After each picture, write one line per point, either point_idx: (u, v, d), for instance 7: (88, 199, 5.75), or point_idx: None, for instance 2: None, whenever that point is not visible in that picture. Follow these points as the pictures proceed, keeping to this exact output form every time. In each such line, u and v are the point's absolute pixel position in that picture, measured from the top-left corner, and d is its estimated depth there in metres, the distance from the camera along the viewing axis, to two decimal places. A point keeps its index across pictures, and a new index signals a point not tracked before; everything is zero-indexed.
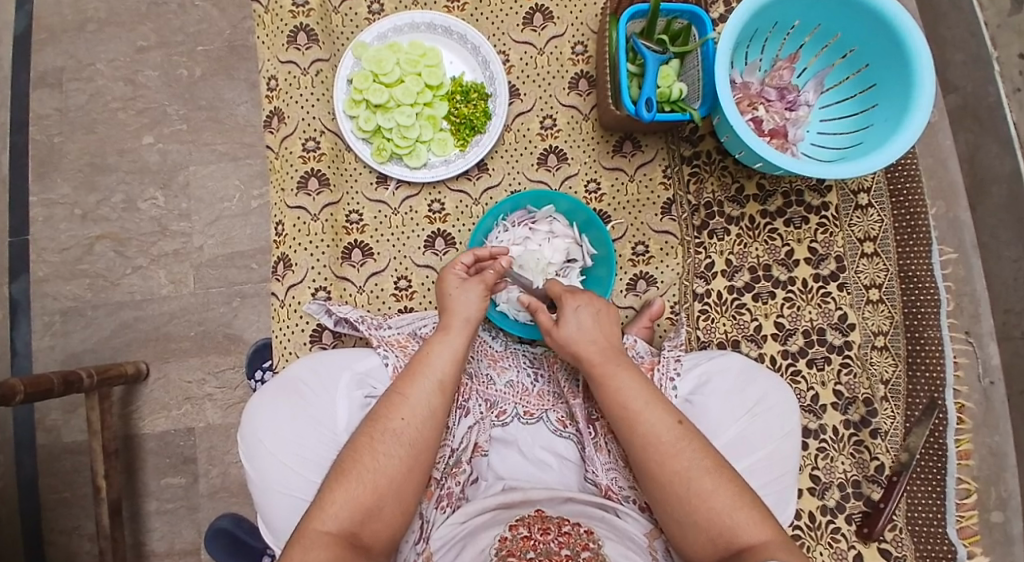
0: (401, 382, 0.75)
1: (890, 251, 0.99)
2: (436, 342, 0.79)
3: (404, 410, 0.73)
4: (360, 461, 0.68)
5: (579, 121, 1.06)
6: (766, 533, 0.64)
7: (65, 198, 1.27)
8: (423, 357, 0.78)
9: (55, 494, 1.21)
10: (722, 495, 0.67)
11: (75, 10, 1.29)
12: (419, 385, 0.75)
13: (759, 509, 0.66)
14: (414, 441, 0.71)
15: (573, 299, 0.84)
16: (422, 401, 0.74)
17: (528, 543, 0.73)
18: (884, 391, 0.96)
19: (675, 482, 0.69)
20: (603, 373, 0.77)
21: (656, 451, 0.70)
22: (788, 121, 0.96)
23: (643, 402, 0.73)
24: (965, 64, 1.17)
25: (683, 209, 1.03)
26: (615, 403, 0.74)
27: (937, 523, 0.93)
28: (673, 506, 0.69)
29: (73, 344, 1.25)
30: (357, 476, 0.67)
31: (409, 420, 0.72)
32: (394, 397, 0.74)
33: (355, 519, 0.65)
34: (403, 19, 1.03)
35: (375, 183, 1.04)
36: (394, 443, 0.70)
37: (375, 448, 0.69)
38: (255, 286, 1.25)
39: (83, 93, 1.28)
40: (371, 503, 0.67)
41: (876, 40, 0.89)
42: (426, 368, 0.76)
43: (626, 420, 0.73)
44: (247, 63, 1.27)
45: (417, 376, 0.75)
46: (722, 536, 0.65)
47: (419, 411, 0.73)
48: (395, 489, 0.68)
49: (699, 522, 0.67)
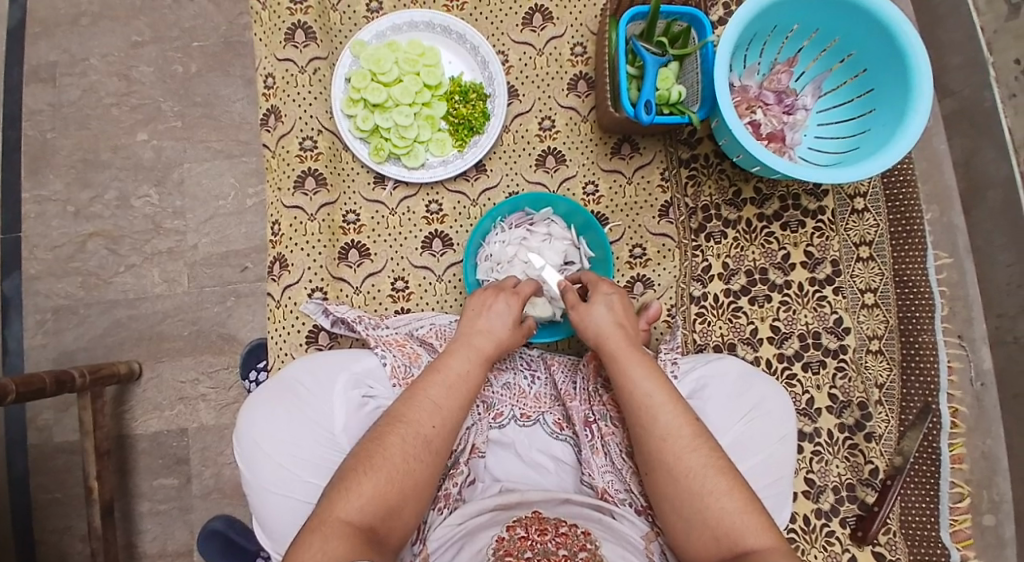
0: (430, 386, 0.76)
1: (885, 256, 1.00)
2: (465, 352, 0.80)
3: (435, 418, 0.73)
4: (390, 458, 0.68)
5: (577, 123, 1.06)
6: (769, 539, 0.63)
7: (57, 194, 1.26)
8: (452, 364, 0.78)
9: (47, 494, 1.20)
10: (733, 496, 0.66)
11: (68, 4, 1.28)
12: (450, 395, 0.76)
13: (767, 519, 0.66)
14: (439, 451, 0.72)
15: (606, 285, 0.86)
16: (450, 413, 0.75)
17: (524, 543, 0.72)
18: (878, 395, 0.97)
19: (689, 477, 0.69)
20: (624, 362, 0.77)
21: (674, 444, 0.71)
22: (785, 126, 0.97)
23: (661, 397, 0.73)
24: (962, 68, 1.17)
25: (681, 212, 1.04)
26: (632, 396, 0.75)
27: (931, 526, 0.94)
28: (683, 501, 0.69)
29: (66, 342, 1.24)
30: (386, 473, 0.67)
31: (439, 429, 0.73)
32: (425, 401, 0.74)
33: (377, 515, 0.65)
34: (402, 18, 1.02)
35: (373, 183, 1.04)
36: (423, 448, 0.71)
37: (405, 449, 0.69)
38: (250, 285, 1.24)
39: (77, 88, 1.27)
40: (393, 502, 0.67)
41: (875, 44, 0.89)
42: (455, 378, 0.77)
43: (648, 409, 0.73)
44: (242, 59, 1.26)
45: (448, 386, 0.76)
46: (727, 537, 0.65)
47: (448, 422, 0.74)
48: (416, 493, 0.69)
49: (707, 519, 0.67)
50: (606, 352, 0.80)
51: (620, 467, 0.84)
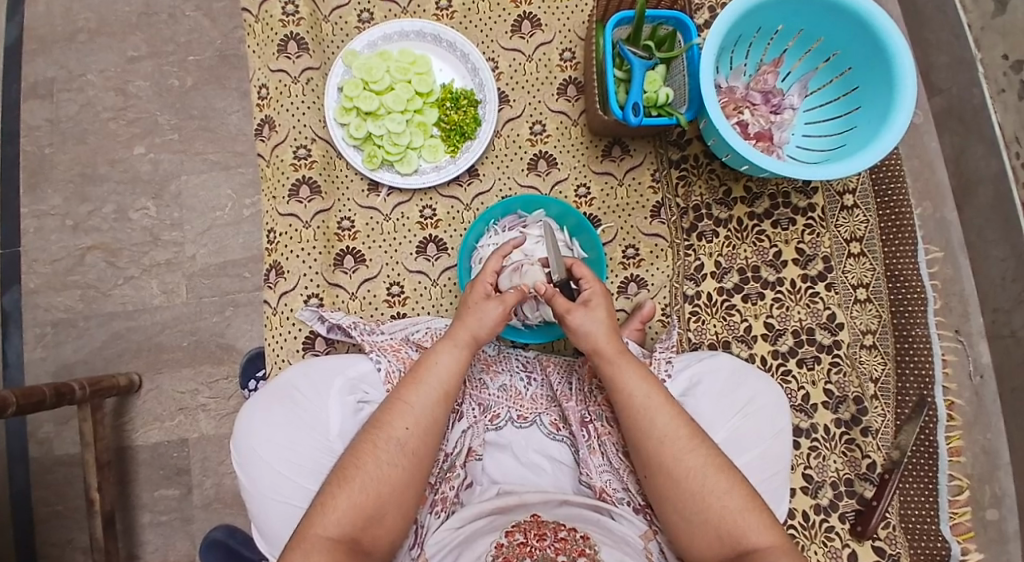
0: (404, 388, 0.76)
1: (876, 250, 1.01)
2: (440, 351, 0.79)
3: (407, 418, 0.73)
4: (362, 468, 0.69)
5: (568, 127, 1.07)
6: (775, 537, 0.65)
7: (56, 209, 1.27)
8: (427, 364, 0.78)
9: (49, 507, 1.21)
10: (734, 495, 0.67)
11: (66, 21, 1.30)
12: (422, 393, 0.75)
13: (768, 515, 0.67)
14: (417, 451, 0.72)
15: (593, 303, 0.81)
16: (424, 411, 0.74)
17: (523, 550, 0.72)
18: (873, 389, 0.98)
19: (690, 479, 0.69)
20: (618, 368, 0.77)
21: (673, 446, 0.71)
22: (772, 125, 0.98)
23: (653, 400, 0.73)
24: (949, 66, 1.18)
25: (672, 212, 1.05)
26: (632, 403, 0.74)
27: (931, 520, 0.94)
28: (685, 503, 0.69)
29: (66, 355, 1.24)
30: (359, 483, 0.68)
31: (413, 428, 0.73)
32: (396, 403, 0.74)
33: (356, 525, 0.66)
34: (392, 27, 1.04)
35: (367, 190, 1.05)
36: (397, 451, 0.71)
37: (377, 455, 0.70)
38: (248, 294, 1.25)
39: (74, 103, 1.29)
40: (372, 509, 0.68)
41: (858, 43, 0.90)
42: (429, 376, 0.76)
43: (644, 415, 0.73)
44: (238, 73, 1.28)
45: (421, 384, 0.76)
46: (731, 537, 0.66)
47: (421, 418, 0.74)
48: (395, 497, 0.69)
49: (710, 519, 0.67)
50: (602, 359, 0.78)
51: (619, 467, 0.84)
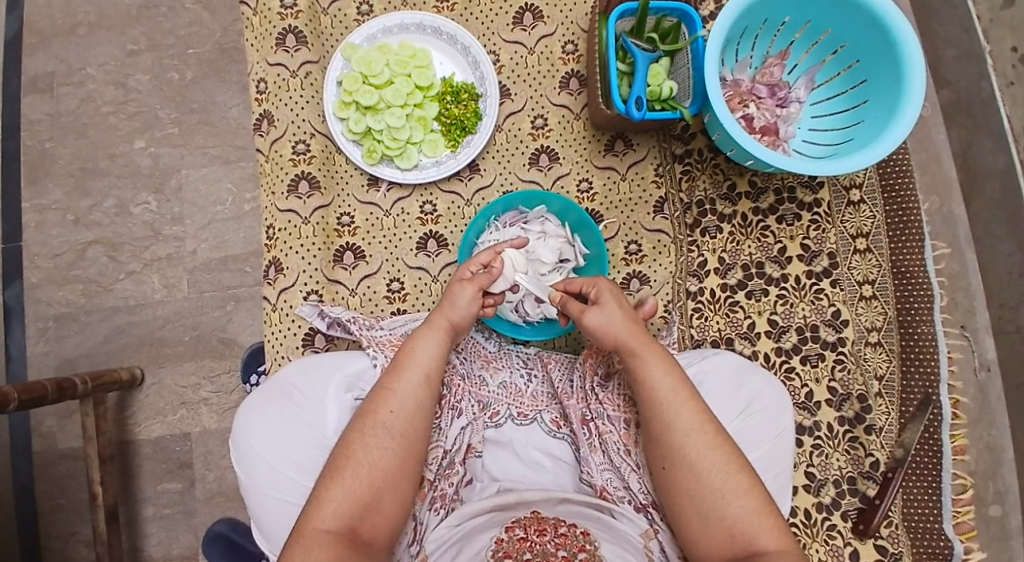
0: (387, 376, 0.76)
1: (882, 247, 0.99)
2: (419, 337, 0.78)
3: (392, 404, 0.73)
4: (354, 457, 0.69)
5: (569, 121, 1.06)
6: (783, 543, 0.65)
7: (57, 203, 1.27)
8: (407, 350, 0.77)
9: (52, 500, 1.21)
10: (752, 496, 0.67)
11: (65, 15, 1.29)
12: (404, 380, 0.75)
13: (779, 521, 0.67)
14: (405, 435, 0.72)
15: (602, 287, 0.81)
16: (408, 396, 0.74)
17: (523, 545, 0.75)
18: (877, 387, 0.96)
19: (712, 473, 0.68)
20: (643, 355, 0.75)
21: (698, 440, 0.70)
22: (778, 119, 0.97)
23: (678, 392, 0.72)
24: (957, 59, 1.15)
25: (675, 207, 1.04)
26: (656, 394, 0.73)
27: (933, 519, 0.93)
28: (703, 497, 0.68)
29: (68, 350, 1.25)
30: (353, 473, 0.68)
31: (399, 413, 0.72)
32: (380, 391, 0.74)
33: (353, 514, 0.66)
34: (392, 19, 1.03)
35: (367, 185, 1.05)
36: (386, 436, 0.71)
37: (367, 442, 0.70)
38: (249, 289, 1.24)
39: (74, 97, 1.28)
40: (368, 497, 0.67)
41: (866, 35, 0.89)
42: (410, 362, 0.76)
43: (671, 404, 0.72)
44: (238, 65, 1.27)
45: (403, 370, 0.75)
46: (743, 536, 0.65)
47: (406, 403, 0.73)
48: (389, 483, 0.69)
49: (725, 517, 0.67)
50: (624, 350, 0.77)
51: (619, 464, 0.82)
